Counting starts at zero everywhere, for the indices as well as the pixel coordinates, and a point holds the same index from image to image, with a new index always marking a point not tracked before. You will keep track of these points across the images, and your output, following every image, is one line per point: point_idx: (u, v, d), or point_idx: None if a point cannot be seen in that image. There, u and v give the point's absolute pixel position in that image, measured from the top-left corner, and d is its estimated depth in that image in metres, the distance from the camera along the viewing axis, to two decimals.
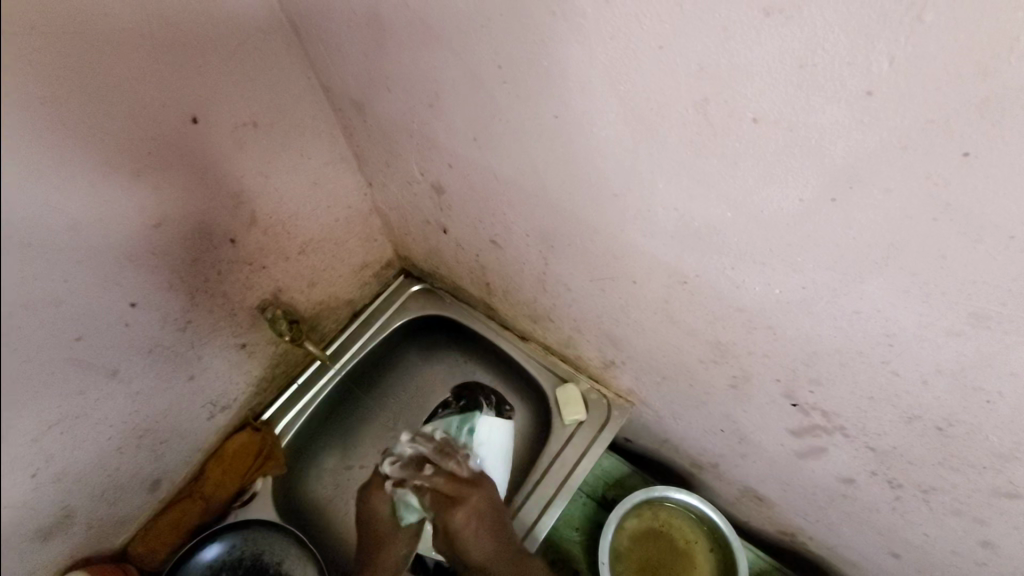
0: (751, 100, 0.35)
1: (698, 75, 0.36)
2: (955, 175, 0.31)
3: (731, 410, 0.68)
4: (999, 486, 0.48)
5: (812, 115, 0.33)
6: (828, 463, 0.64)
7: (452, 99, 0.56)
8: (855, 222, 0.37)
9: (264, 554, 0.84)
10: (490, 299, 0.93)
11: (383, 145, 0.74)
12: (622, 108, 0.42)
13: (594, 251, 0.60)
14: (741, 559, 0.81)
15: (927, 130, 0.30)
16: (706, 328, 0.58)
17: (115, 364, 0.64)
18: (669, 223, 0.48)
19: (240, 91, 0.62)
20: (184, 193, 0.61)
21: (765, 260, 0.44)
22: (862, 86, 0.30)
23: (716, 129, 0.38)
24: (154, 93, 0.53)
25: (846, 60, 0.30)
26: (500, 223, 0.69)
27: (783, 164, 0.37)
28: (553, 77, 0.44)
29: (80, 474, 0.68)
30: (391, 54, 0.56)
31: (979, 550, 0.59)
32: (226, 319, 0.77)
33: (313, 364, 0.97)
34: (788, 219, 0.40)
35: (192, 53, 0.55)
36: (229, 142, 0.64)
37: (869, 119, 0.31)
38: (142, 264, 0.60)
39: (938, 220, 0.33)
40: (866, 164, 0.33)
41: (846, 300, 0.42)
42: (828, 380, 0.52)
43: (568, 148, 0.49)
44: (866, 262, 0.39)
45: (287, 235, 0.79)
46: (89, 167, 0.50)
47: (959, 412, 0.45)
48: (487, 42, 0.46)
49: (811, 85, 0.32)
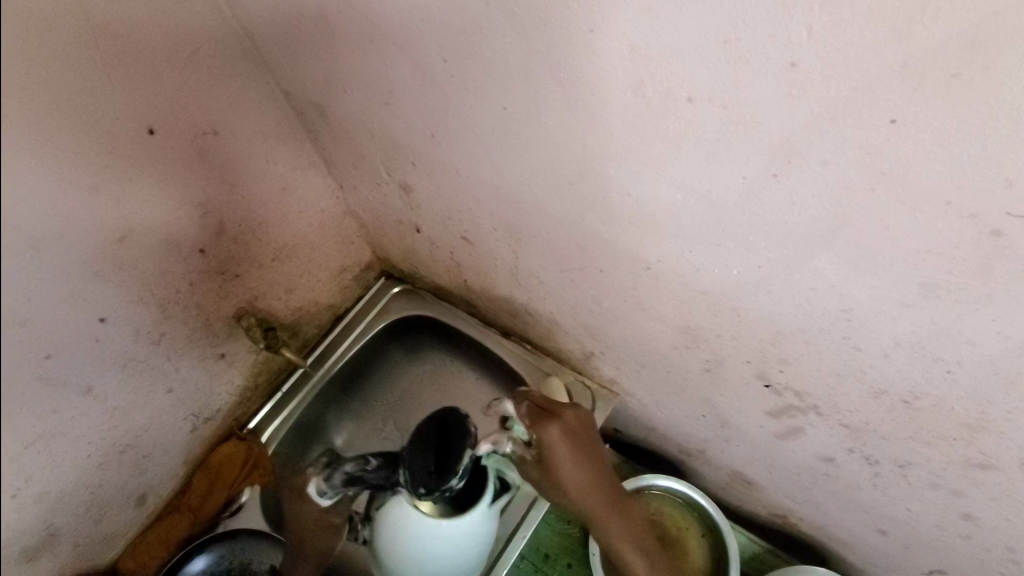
0: (682, 79, 0.34)
1: (633, 58, 0.35)
2: (888, 143, 0.30)
3: (709, 394, 0.68)
4: (972, 457, 0.48)
5: (743, 90, 0.33)
6: (807, 442, 0.63)
7: (407, 97, 0.55)
8: (798, 198, 0.37)
9: (251, 562, 0.84)
10: (470, 296, 0.93)
11: (349, 148, 0.73)
12: (562, 93, 0.41)
13: (560, 242, 0.59)
14: (731, 540, 0.84)
15: (854, 97, 0.30)
16: (675, 314, 0.58)
17: (88, 382, 0.64)
18: (625, 210, 0.48)
19: (197, 100, 0.62)
20: (146, 205, 0.60)
21: (720, 240, 0.44)
22: (785, 58, 0.30)
23: (653, 109, 0.37)
24: (105, 106, 0.53)
25: (767, 33, 0.29)
26: (468, 220, 0.69)
27: (723, 143, 0.36)
28: (497, 67, 0.44)
29: (63, 492, 0.68)
30: (344, 55, 0.56)
31: (961, 524, 0.59)
32: (202, 331, 0.77)
33: (296, 372, 0.97)
34: (735, 197, 0.39)
35: (142, 64, 0.55)
36: (191, 152, 0.63)
37: (796, 92, 0.31)
38: (109, 279, 0.60)
39: (875, 190, 0.33)
40: (800, 137, 0.33)
41: (802, 275, 0.42)
42: (796, 359, 0.52)
43: (520, 138, 0.49)
44: (815, 237, 0.38)
45: (259, 242, 0.78)
46: (55, 185, 0.50)
47: (923, 383, 0.44)
48: (431, 37, 0.46)
49: (738, 62, 0.32)
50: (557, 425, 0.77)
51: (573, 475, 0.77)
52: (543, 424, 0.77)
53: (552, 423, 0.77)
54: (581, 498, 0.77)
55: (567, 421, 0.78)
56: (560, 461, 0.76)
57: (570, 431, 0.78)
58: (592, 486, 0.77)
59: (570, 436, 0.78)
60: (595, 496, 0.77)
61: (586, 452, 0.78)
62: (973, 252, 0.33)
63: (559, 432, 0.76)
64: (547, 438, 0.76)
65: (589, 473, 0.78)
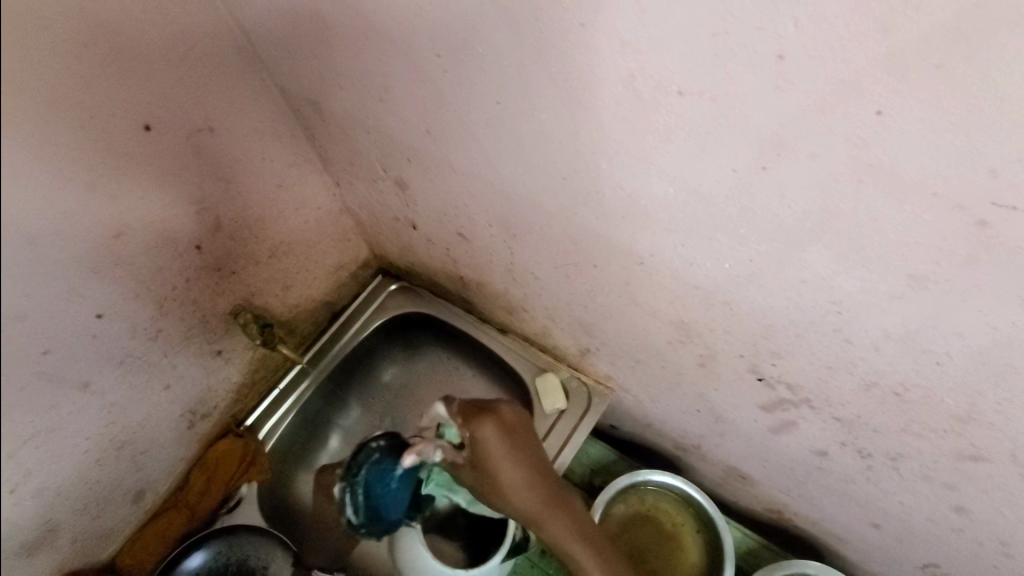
0: (672, 72, 0.35)
1: (623, 51, 0.36)
2: (874, 135, 0.31)
3: (703, 389, 0.69)
4: (963, 449, 0.49)
5: (732, 83, 0.33)
6: (800, 436, 0.64)
7: (401, 93, 0.56)
8: (788, 190, 0.37)
9: (250, 558, 0.84)
10: (466, 293, 0.93)
11: (344, 144, 0.73)
12: (555, 88, 0.42)
13: (554, 238, 0.60)
14: (727, 538, 0.83)
15: (840, 89, 0.30)
16: (669, 309, 0.58)
17: (85, 378, 0.65)
18: (618, 204, 0.48)
19: (192, 96, 0.62)
20: (142, 201, 0.61)
21: (712, 234, 0.44)
22: (773, 50, 0.30)
23: (645, 103, 0.38)
24: (102, 103, 0.53)
25: (755, 25, 0.30)
26: (464, 216, 0.69)
27: (713, 136, 0.37)
28: (491, 63, 0.44)
29: (60, 488, 0.69)
30: (339, 52, 0.56)
31: (953, 516, 0.59)
32: (198, 328, 0.77)
33: (293, 368, 0.97)
34: (726, 191, 0.40)
35: (137, 61, 0.55)
36: (187, 149, 0.64)
37: (785, 84, 0.31)
38: (105, 275, 0.60)
39: (863, 181, 0.33)
40: (789, 130, 0.33)
41: (792, 268, 0.42)
42: (788, 353, 0.52)
43: (514, 133, 0.49)
44: (805, 229, 0.39)
45: (255, 239, 0.78)
46: (52, 181, 0.50)
47: (913, 375, 0.45)
48: (425, 32, 0.46)
49: (727, 54, 0.32)
50: (490, 423, 0.70)
51: (507, 475, 0.68)
52: (476, 423, 0.69)
53: (486, 420, 0.70)
54: (519, 498, 0.68)
55: (503, 414, 0.72)
56: (495, 459, 0.68)
57: (506, 425, 0.71)
58: (533, 486, 0.68)
59: (506, 433, 0.70)
60: (534, 494, 0.68)
61: (526, 448, 0.71)
62: (959, 242, 0.33)
63: (492, 430, 0.69)
64: (482, 439, 0.69)
65: (529, 471, 0.69)
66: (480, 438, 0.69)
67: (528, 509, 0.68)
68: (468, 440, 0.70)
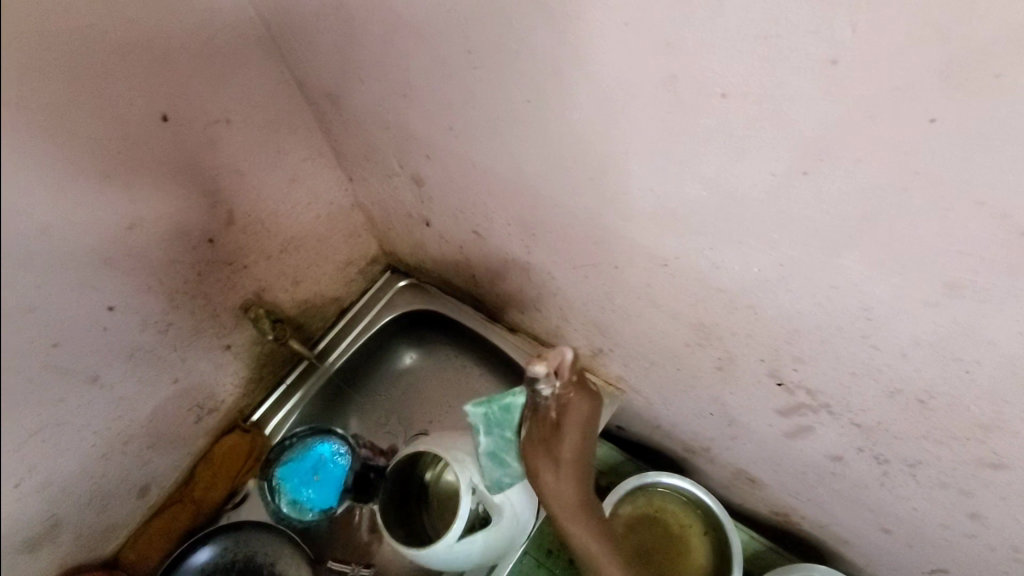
0: (717, 74, 0.34)
1: (666, 51, 0.35)
2: (924, 142, 0.31)
3: (718, 392, 0.69)
4: (983, 456, 0.49)
5: (780, 87, 0.33)
6: (816, 441, 0.64)
7: (426, 89, 0.55)
8: (826, 195, 0.37)
9: (257, 554, 0.82)
10: (477, 291, 0.93)
11: (360, 138, 0.73)
12: (590, 88, 0.41)
13: (575, 238, 0.59)
14: (734, 541, 0.83)
15: (893, 96, 0.30)
16: (690, 311, 0.58)
17: (95, 371, 0.64)
18: (645, 206, 0.48)
19: (209, 87, 0.61)
20: (156, 193, 0.60)
21: (742, 237, 0.44)
22: (827, 55, 0.30)
23: (685, 105, 0.37)
24: (120, 92, 0.52)
25: (810, 29, 0.30)
26: (481, 214, 0.69)
27: (754, 140, 0.36)
28: (524, 60, 0.43)
29: (66, 482, 0.68)
30: (363, 46, 0.56)
31: (967, 523, 0.59)
32: (208, 322, 0.76)
33: (300, 364, 0.96)
34: (762, 195, 0.39)
35: (157, 51, 0.54)
36: (203, 140, 0.63)
37: (836, 89, 0.31)
38: (117, 268, 0.59)
39: (908, 189, 0.33)
40: (835, 135, 0.33)
41: (823, 273, 0.42)
42: (811, 358, 0.52)
43: (541, 132, 0.49)
44: (841, 235, 0.38)
45: (267, 234, 0.78)
46: (64, 169, 0.49)
47: (939, 383, 0.45)
48: (455, 27, 0.46)
49: (777, 58, 0.32)
50: (581, 398, 0.72)
51: (569, 451, 0.69)
52: (578, 391, 0.71)
53: (578, 393, 0.72)
54: (569, 479, 0.68)
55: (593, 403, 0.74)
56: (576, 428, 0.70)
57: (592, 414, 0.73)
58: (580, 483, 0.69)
59: (589, 417, 0.72)
60: (580, 486, 0.70)
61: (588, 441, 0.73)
62: (999, 252, 0.33)
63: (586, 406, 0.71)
64: (571, 409, 0.70)
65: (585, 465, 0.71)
66: (569, 404, 0.70)
67: (567, 496, 0.68)
68: (559, 398, 0.70)
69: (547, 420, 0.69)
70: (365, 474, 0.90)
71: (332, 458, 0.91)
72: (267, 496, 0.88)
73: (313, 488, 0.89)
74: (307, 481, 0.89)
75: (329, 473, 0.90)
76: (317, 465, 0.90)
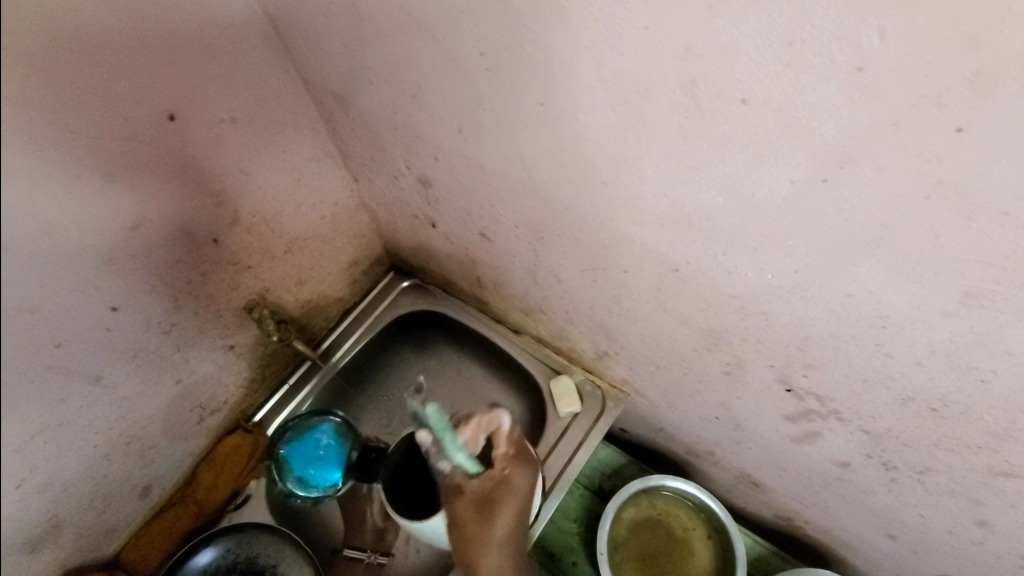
0: (737, 80, 0.34)
1: (685, 56, 0.35)
2: (948, 150, 0.30)
3: (725, 397, 0.68)
4: (995, 465, 0.49)
5: (802, 94, 0.32)
6: (823, 447, 0.64)
7: (436, 90, 0.55)
8: (845, 203, 0.36)
9: (259, 556, 0.81)
10: (481, 293, 0.93)
11: (367, 139, 0.72)
12: (606, 91, 0.41)
13: (584, 242, 0.59)
14: (739, 545, 0.82)
15: (919, 104, 0.29)
16: (700, 316, 0.57)
17: (98, 371, 0.63)
18: (658, 211, 0.47)
19: (216, 86, 0.60)
20: (162, 193, 0.59)
21: (757, 244, 0.44)
22: (853, 62, 0.30)
23: (703, 110, 0.37)
24: (127, 91, 0.52)
25: (837, 36, 0.29)
26: (489, 216, 0.69)
27: (774, 146, 0.36)
28: (538, 63, 0.43)
29: (67, 482, 0.67)
30: (373, 47, 0.55)
31: (974, 530, 0.59)
32: (212, 322, 0.76)
33: (303, 364, 0.96)
34: (779, 202, 0.39)
35: (165, 50, 0.53)
36: (208, 139, 0.62)
37: (861, 96, 0.31)
38: (121, 267, 0.58)
39: (930, 198, 0.33)
40: (857, 143, 0.33)
41: (839, 281, 0.42)
42: (822, 364, 0.52)
43: (554, 136, 0.48)
44: (859, 244, 0.38)
45: (272, 234, 0.77)
46: (65, 167, 0.48)
47: (953, 392, 0.44)
48: (469, 30, 0.45)
49: (801, 64, 0.31)
50: (520, 470, 0.70)
51: (504, 523, 0.67)
52: (514, 465, 0.69)
53: (517, 465, 0.70)
54: (501, 554, 0.66)
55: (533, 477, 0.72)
56: (511, 502, 0.68)
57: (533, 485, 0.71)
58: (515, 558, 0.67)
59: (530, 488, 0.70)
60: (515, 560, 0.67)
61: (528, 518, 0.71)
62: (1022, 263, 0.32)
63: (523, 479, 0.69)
64: (511, 484, 0.68)
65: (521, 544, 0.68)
66: (503, 476, 0.68)
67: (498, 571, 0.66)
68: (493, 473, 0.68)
69: (478, 496, 0.67)
70: (366, 455, 0.89)
71: (336, 439, 0.88)
72: (277, 478, 0.86)
73: (316, 468, 0.86)
74: (310, 461, 0.86)
75: (332, 453, 0.87)
76: (320, 446, 0.87)
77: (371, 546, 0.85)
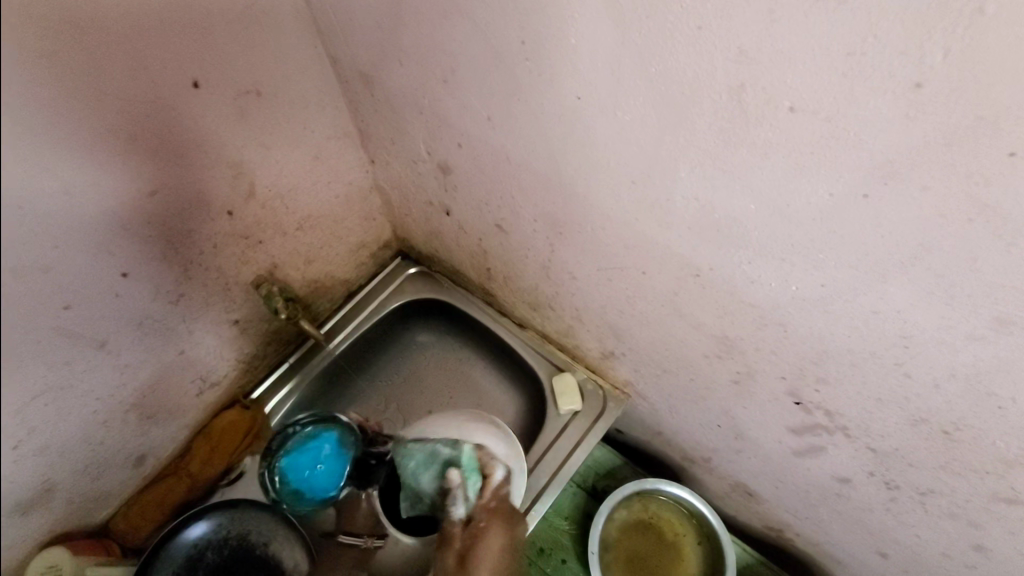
0: (787, 89, 0.34)
1: (736, 58, 0.35)
2: (1001, 174, 0.30)
3: (730, 405, 0.68)
4: (1000, 491, 0.49)
5: (854, 105, 0.32)
6: (824, 462, 0.64)
7: (470, 76, 0.54)
8: (885, 219, 0.36)
9: (251, 533, 0.81)
10: (488, 284, 0.92)
11: (389, 121, 0.72)
12: (647, 88, 0.41)
13: (604, 240, 0.59)
14: (729, 554, 0.82)
15: (976, 126, 0.29)
16: (715, 323, 0.57)
17: (103, 337, 0.62)
18: (687, 214, 0.47)
19: (245, 57, 0.59)
20: (181, 160, 0.58)
21: (785, 255, 0.44)
22: (911, 78, 0.29)
23: (749, 116, 0.37)
24: (156, 54, 0.51)
25: (900, 49, 0.29)
26: (507, 208, 0.68)
27: (816, 157, 0.36)
28: (581, 56, 0.43)
29: (65, 447, 0.66)
30: (409, 28, 0.55)
31: (969, 554, 0.59)
32: (220, 294, 0.75)
33: (305, 344, 0.95)
34: (815, 213, 0.39)
35: (198, 14, 0.52)
36: (231, 111, 0.61)
37: (915, 113, 0.31)
38: (135, 233, 0.57)
39: (973, 221, 0.32)
40: (906, 159, 0.32)
41: (864, 297, 0.42)
42: (836, 380, 0.52)
43: (587, 133, 0.48)
44: (893, 262, 0.38)
45: (286, 210, 0.76)
46: (86, 125, 0.47)
47: (968, 416, 0.44)
48: (512, 15, 0.45)
49: (858, 75, 0.31)
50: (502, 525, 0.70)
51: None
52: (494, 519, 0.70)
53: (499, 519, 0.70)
54: None
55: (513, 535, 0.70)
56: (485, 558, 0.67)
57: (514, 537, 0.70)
58: None
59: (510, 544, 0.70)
60: None
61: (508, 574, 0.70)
62: None
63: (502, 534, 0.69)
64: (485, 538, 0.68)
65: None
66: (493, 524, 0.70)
67: None
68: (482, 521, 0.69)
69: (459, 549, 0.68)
70: (365, 461, 0.87)
71: (338, 449, 0.88)
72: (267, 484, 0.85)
73: (313, 474, 0.86)
74: (308, 470, 0.86)
75: (333, 463, 0.87)
76: (321, 456, 0.87)
77: (367, 531, 0.84)
